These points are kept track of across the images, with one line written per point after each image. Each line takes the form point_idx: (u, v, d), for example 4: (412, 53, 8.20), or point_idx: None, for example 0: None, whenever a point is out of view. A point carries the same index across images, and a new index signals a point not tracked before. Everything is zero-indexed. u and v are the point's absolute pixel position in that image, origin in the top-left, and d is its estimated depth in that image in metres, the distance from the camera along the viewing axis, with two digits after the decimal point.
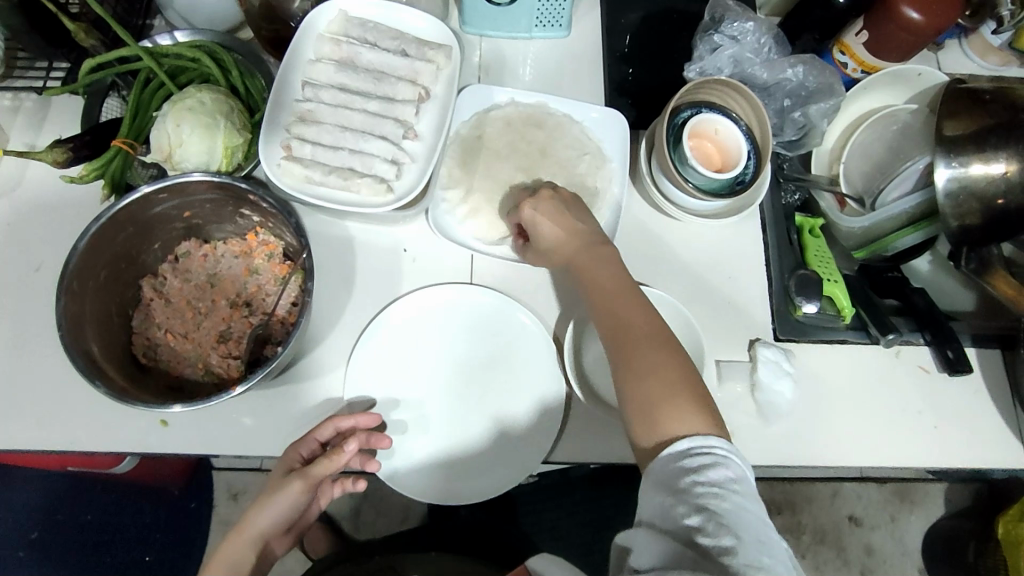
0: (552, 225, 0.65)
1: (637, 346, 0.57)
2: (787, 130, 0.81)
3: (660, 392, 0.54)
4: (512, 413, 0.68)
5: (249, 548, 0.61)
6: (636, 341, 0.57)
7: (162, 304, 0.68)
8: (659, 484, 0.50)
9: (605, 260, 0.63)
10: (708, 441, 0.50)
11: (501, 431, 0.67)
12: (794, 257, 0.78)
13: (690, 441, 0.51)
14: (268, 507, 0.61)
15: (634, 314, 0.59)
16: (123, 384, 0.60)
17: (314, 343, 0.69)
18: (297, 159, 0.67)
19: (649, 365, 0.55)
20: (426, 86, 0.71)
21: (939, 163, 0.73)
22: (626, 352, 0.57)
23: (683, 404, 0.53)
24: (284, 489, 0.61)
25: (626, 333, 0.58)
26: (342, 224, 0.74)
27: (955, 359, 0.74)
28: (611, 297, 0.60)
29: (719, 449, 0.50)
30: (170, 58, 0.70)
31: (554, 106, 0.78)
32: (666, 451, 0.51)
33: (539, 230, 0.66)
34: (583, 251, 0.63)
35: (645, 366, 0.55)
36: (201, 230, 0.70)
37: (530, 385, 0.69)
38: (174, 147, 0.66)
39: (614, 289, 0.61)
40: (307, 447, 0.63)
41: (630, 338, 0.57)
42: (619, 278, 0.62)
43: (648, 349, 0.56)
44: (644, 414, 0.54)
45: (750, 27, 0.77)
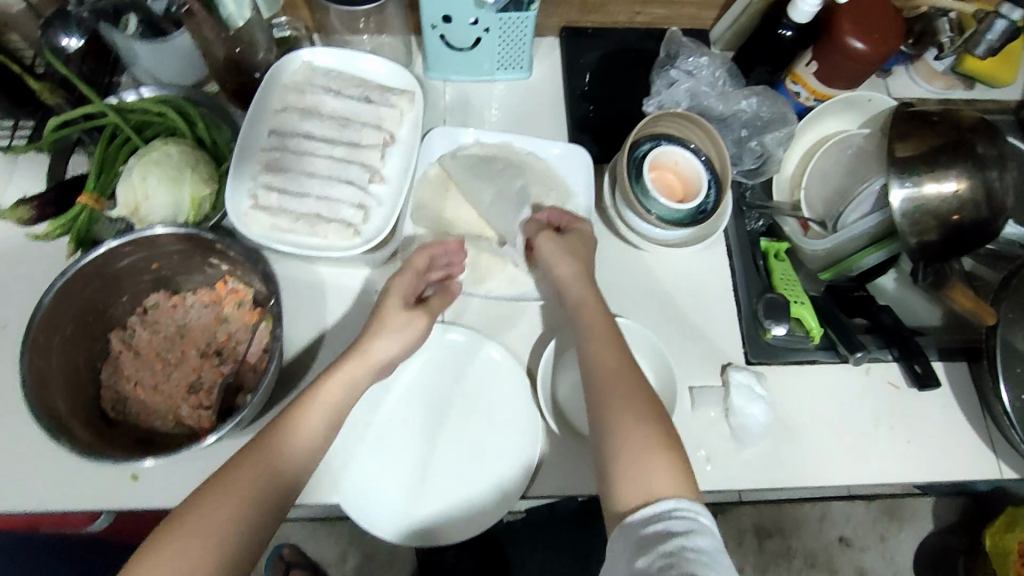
0: (565, 263, 0.68)
1: (624, 403, 0.58)
2: (746, 159, 0.83)
3: (637, 451, 0.55)
4: (483, 451, 0.68)
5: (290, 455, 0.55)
6: (618, 395, 0.58)
7: (131, 357, 0.67)
8: (640, 545, 0.49)
9: (596, 311, 0.65)
10: (690, 508, 0.51)
11: (477, 470, 0.67)
12: (761, 282, 0.79)
13: (675, 505, 0.50)
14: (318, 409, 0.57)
15: (623, 372, 0.60)
16: (90, 441, 0.59)
17: (287, 390, 0.69)
18: (264, 208, 0.67)
19: (629, 419, 0.57)
20: (391, 131, 0.73)
21: (894, 183, 0.75)
22: (608, 410, 0.58)
23: (664, 465, 0.54)
24: (416, 318, 0.64)
25: (607, 384, 0.59)
26: (313, 269, 0.74)
27: (923, 374, 0.74)
28: (603, 351, 0.62)
29: (703, 519, 0.50)
30: (136, 113, 0.71)
31: (517, 144, 0.80)
32: (646, 510, 0.51)
33: (556, 267, 0.68)
34: (582, 298, 0.66)
35: (623, 420, 0.57)
36: (170, 281, 0.70)
37: (505, 423, 0.69)
38: (141, 201, 0.66)
39: (606, 343, 0.62)
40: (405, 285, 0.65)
41: (617, 393, 0.59)
42: (608, 329, 0.64)
43: (629, 407, 0.57)
44: (619, 471, 0.54)
45: (704, 61, 0.81)
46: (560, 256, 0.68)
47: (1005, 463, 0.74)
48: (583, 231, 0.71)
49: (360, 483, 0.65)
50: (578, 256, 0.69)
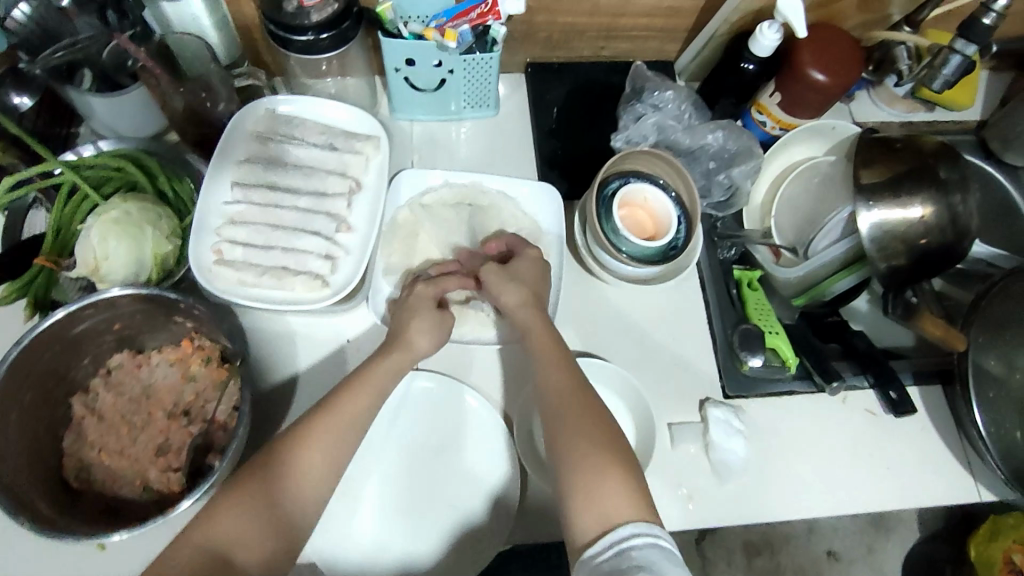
0: (509, 293, 0.66)
1: (581, 428, 0.58)
2: (714, 192, 0.83)
3: (596, 477, 0.55)
4: (465, 503, 0.66)
5: (318, 454, 0.55)
6: (575, 419, 0.59)
7: (95, 421, 0.65)
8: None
9: (547, 335, 0.65)
10: (644, 531, 0.51)
11: (460, 524, 0.66)
12: (736, 313, 0.79)
13: (628, 530, 0.51)
14: (348, 407, 0.57)
15: (576, 397, 0.60)
16: (51, 515, 0.57)
17: (258, 445, 0.67)
18: (229, 263, 0.66)
19: (588, 444, 0.57)
20: (357, 177, 0.72)
21: (861, 209, 0.76)
22: (565, 435, 0.58)
23: (619, 491, 0.54)
24: (444, 322, 0.66)
25: (563, 409, 0.60)
26: (282, 319, 0.72)
27: (899, 400, 0.75)
28: (551, 376, 0.62)
29: (656, 538, 0.51)
30: (93, 169, 0.69)
31: (486, 184, 0.79)
32: (602, 540, 0.51)
33: (501, 296, 0.66)
34: (535, 323, 0.66)
35: (582, 445, 0.57)
36: (134, 340, 0.68)
37: (486, 473, 0.67)
38: (100, 260, 0.65)
39: (553, 366, 0.63)
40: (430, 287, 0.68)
41: (572, 418, 0.59)
42: (560, 353, 0.64)
43: (587, 434, 0.58)
44: (579, 499, 0.54)
45: (669, 95, 0.81)
46: (504, 286, 0.66)
47: (983, 485, 0.75)
48: (529, 258, 0.69)
49: (334, 538, 0.64)
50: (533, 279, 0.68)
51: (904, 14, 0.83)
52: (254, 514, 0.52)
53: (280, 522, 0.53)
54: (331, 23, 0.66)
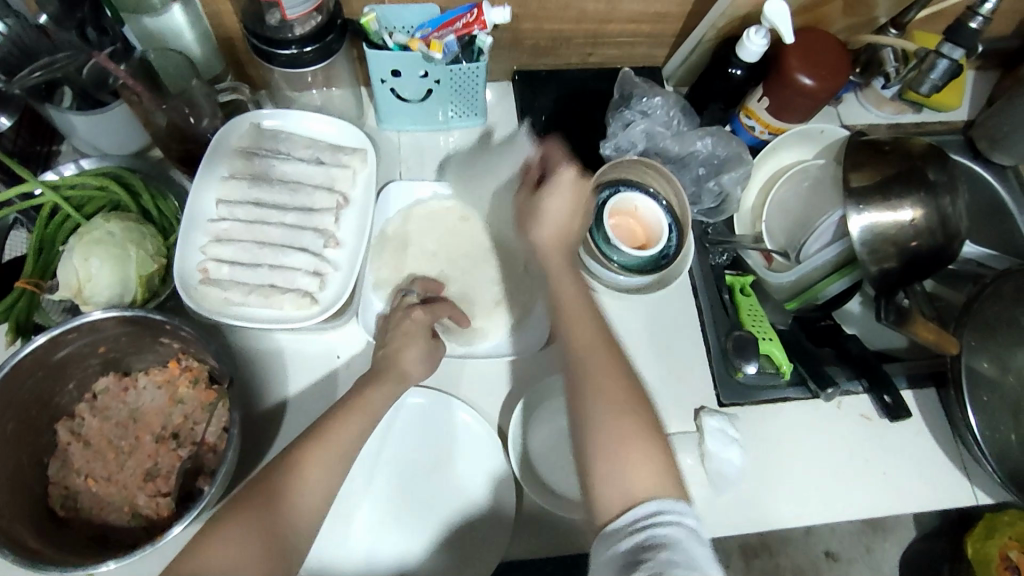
0: (551, 223, 0.67)
1: (608, 388, 0.57)
2: (705, 198, 0.83)
3: (627, 440, 0.54)
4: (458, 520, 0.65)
5: (319, 476, 0.54)
6: (600, 378, 0.58)
7: (81, 447, 0.64)
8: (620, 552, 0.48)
9: (571, 283, 0.65)
10: (674, 512, 0.49)
11: (455, 544, 0.65)
12: (729, 319, 0.79)
13: (656, 507, 0.49)
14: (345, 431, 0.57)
15: (599, 353, 0.60)
16: (37, 546, 0.56)
17: (249, 465, 0.66)
18: (215, 282, 0.65)
19: (615, 405, 0.56)
20: (344, 192, 0.71)
21: (851, 213, 0.75)
22: (594, 394, 0.57)
23: (645, 459, 0.53)
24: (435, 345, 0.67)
25: (590, 367, 0.59)
26: (271, 336, 0.71)
27: (893, 405, 0.75)
28: (577, 335, 0.61)
29: (683, 520, 0.49)
30: (75, 189, 0.68)
31: (476, 195, 0.79)
32: (628, 515, 0.49)
33: (539, 230, 0.67)
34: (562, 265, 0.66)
35: (611, 406, 0.56)
36: (120, 362, 0.66)
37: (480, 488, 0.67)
38: (83, 282, 0.63)
39: (577, 325, 0.62)
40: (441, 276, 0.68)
41: (598, 376, 0.58)
42: (583, 306, 0.63)
43: (615, 392, 0.57)
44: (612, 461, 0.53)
45: (657, 102, 0.81)
46: (544, 219, 0.67)
47: (980, 490, 0.75)
48: (566, 179, 0.68)
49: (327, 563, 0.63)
50: (563, 209, 0.67)
51: (890, 17, 0.83)
52: (257, 535, 0.50)
53: (279, 546, 0.51)
54: (314, 36, 0.65)
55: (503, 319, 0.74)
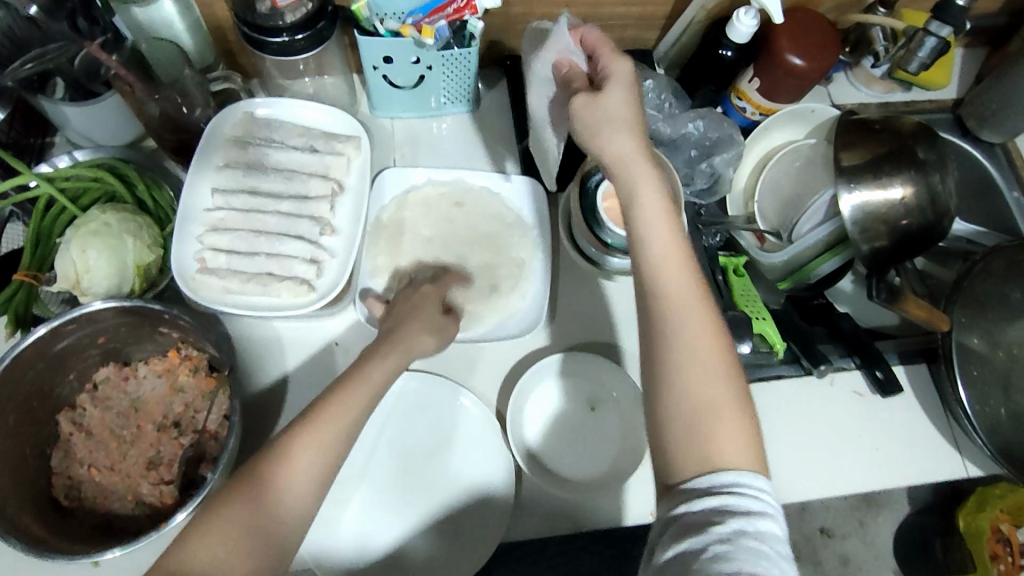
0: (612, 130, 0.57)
1: (694, 342, 0.52)
2: (697, 180, 0.83)
3: (712, 408, 0.50)
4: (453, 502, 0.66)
5: (303, 462, 0.52)
6: (689, 329, 0.52)
7: (83, 438, 0.65)
8: (690, 516, 0.47)
9: (659, 200, 0.56)
10: (765, 491, 0.48)
11: (451, 526, 0.66)
12: (722, 300, 0.79)
13: (734, 476, 0.48)
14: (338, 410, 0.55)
15: (691, 301, 0.53)
16: (43, 535, 0.57)
17: (251, 451, 0.67)
18: (212, 271, 0.65)
19: (705, 364, 0.51)
20: (339, 179, 0.71)
21: (842, 192, 0.76)
22: (681, 347, 0.52)
23: (734, 422, 0.50)
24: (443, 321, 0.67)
25: (677, 314, 0.53)
26: (270, 325, 0.72)
27: (885, 380, 0.76)
28: (668, 278, 0.54)
29: (763, 495, 0.47)
30: (70, 181, 0.68)
31: (470, 180, 0.79)
32: (703, 478, 0.48)
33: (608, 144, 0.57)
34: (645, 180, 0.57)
35: (700, 364, 0.51)
36: (119, 353, 0.67)
37: (474, 471, 0.67)
38: (81, 273, 0.64)
39: (669, 259, 0.54)
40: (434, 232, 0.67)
41: (688, 328, 0.52)
42: (673, 237, 0.55)
43: (704, 348, 0.52)
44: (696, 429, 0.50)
45: (649, 85, 0.82)
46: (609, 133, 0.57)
47: (970, 462, 0.76)
48: (618, 91, 0.58)
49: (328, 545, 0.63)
50: (632, 127, 0.57)
51: None
52: (235, 536, 0.48)
53: (265, 540, 0.50)
54: (305, 24, 0.65)
55: (500, 303, 0.74)
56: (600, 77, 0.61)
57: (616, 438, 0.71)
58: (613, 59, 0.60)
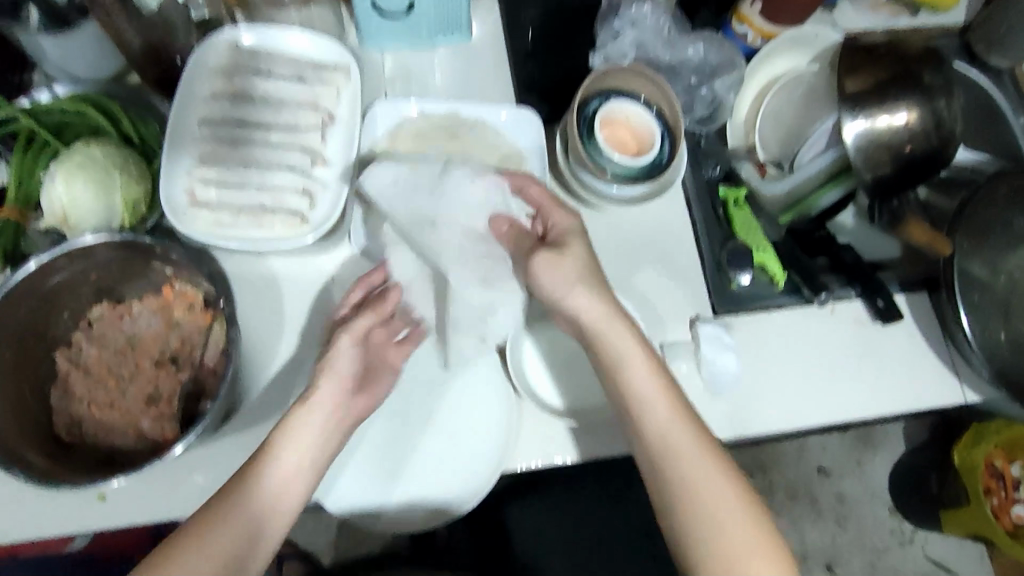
0: (567, 266, 0.63)
1: (704, 471, 0.58)
2: (697, 107, 0.82)
3: (736, 523, 0.57)
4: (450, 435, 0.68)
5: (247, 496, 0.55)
6: (701, 467, 0.59)
7: (81, 376, 0.64)
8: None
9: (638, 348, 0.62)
10: None
11: (448, 453, 0.67)
12: (723, 231, 0.79)
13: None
14: (287, 458, 0.57)
15: (686, 433, 0.60)
16: (47, 467, 0.57)
17: (250, 387, 0.67)
18: (203, 204, 0.64)
19: (719, 483, 0.58)
20: (329, 109, 0.69)
21: (846, 118, 0.74)
22: (694, 483, 0.58)
23: (757, 532, 0.57)
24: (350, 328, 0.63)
25: (689, 457, 0.59)
26: (264, 262, 0.71)
27: (886, 308, 0.76)
28: (664, 418, 0.60)
29: None
30: (52, 115, 0.66)
31: (464, 112, 0.76)
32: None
33: (573, 296, 0.63)
34: (619, 329, 0.63)
35: (714, 482, 0.58)
36: (112, 291, 0.66)
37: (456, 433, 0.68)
38: (67, 209, 0.62)
39: (658, 400, 0.61)
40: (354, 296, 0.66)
41: (695, 461, 0.59)
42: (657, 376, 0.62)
43: (714, 475, 0.58)
44: (729, 553, 0.56)
45: (647, 10, 0.78)
46: (571, 280, 0.63)
47: (968, 386, 0.76)
48: (574, 238, 0.65)
49: (347, 478, 0.66)
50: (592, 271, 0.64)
51: None
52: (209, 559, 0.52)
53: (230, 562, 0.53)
54: None
55: None
56: (553, 226, 0.66)
57: None
58: (559, 215, 0.66)
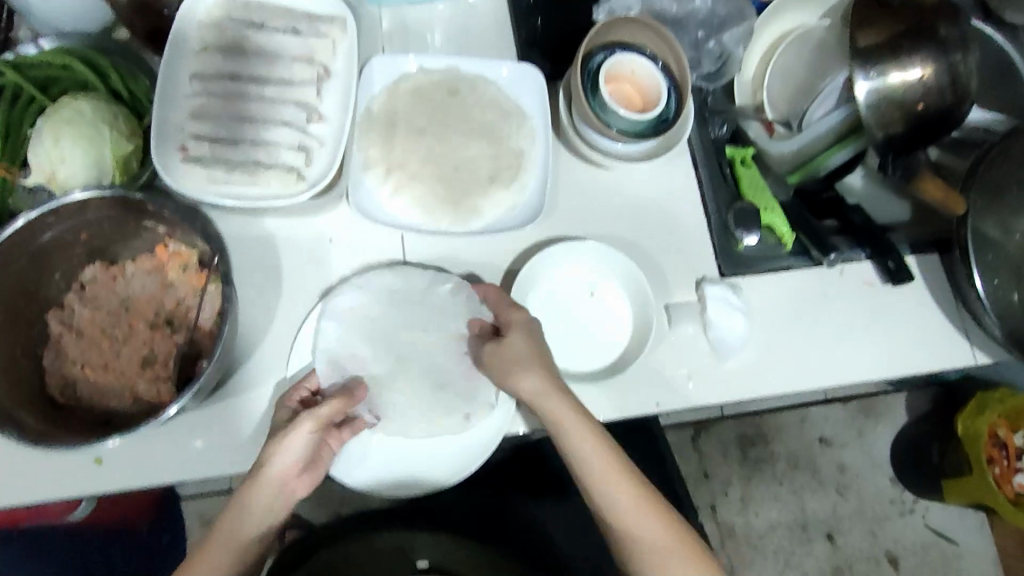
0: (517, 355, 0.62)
1: (658, 544, 0.58)
2: (705, 63, 0.80)
3: None
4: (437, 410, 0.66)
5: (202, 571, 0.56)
6: (650, 540, 0.58)
7: (74, 337, 0.62)
8: None
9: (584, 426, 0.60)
10: None
11: (438, 427, 0.66)
12: (729, 191, 0.77)
13: None
14: (254, 510, 0.58)
15: (637, 506, 0.59)
16: (40, 428, 0.56)
17: (247, 351, 0.66)
18: (196, 160, 0.62)
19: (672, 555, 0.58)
20: (325, 63, 0.67)
21: (857, 75, 0.71)
22: (650, 559, 0.57)
23: None
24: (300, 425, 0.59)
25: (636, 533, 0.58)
26: (259, 222, 0.69)
27: (896, 269, 0.73)
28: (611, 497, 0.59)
29: None
30: (38, 68, 0.64)
31: (464, 68, 0.74)
32: None
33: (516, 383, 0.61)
34: (562, 404, 0.61)
35: (668, 557, 0.57)
36: (105, 251, 0.64)
37: (428, 449, 0.66)
38: (56, 165, 0.60)
39: (605, 478, 0.59)
40: (284, 412, 0.62)
41: (645, 533, 0.58)
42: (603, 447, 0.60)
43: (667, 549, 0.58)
44: None
45: None
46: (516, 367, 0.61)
47: (979, 348, 0.75)
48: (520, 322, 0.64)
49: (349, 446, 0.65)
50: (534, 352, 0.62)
51: None
52: None
53: None
54: None
55: (499, 197, 0.72)
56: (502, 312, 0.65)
57: (615, 323, 0.71)
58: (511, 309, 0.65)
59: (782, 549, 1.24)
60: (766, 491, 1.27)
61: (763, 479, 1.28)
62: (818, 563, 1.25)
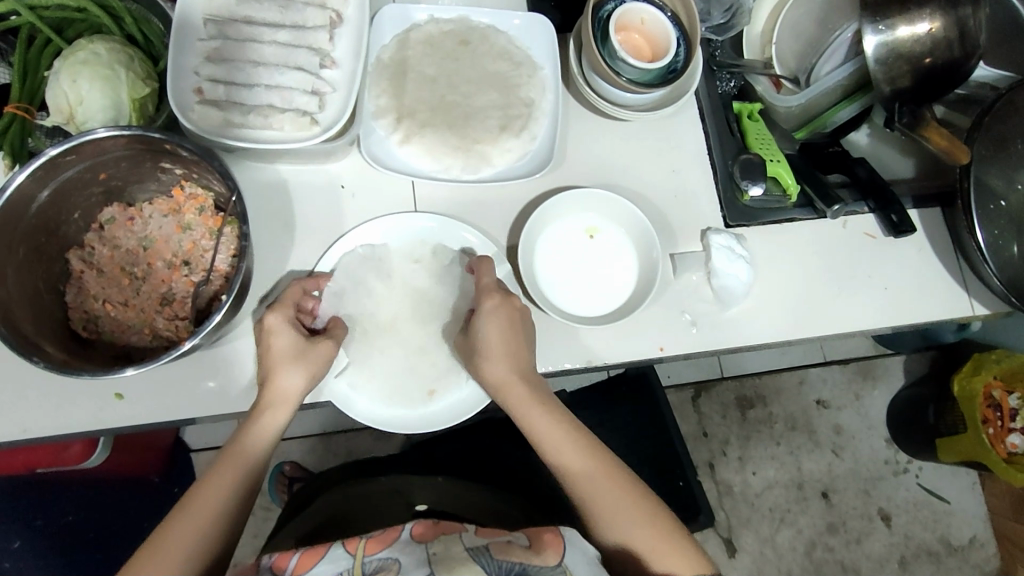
0: (495, 338, 0.63)
1: (622, 506, 0.60)
2: (714, 13, 0.80)
3: (659, 549, 0.58)
4: (440, 358, 0.69)
5: (194, 521, 0.53)
6: (615, 503, 0.60)
7: (95, 275, 0.64)
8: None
9: (545, 410, 0.62)
10: None
11: (439, 373, 0.68)
12: (735, 144, 0.77)
13: None
14: (250, 457, 0.58)
15: (598, 476, 0.61)
16: (65, 360, 0.57)
17: (262, 294, 0.67)
18: (212, 102, 0.63)
19: (637, 515, 0.59)
20: (337, 10, 0.67)
21: (867, 29, 0.71)
22: (612, 517, 0.59)
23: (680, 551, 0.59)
24: (320, 348, 0.61)
25: (600, 498, 0.60)
26: (273, 167, 0.70)
27: (898, 222, 0.74)
28: (572, 462, 0.61)
29: None
30: (52, 10, 0.65)
31: (475, 19, 0.75)
32: None
33: (486, 367, 0.63)
34: (528, 389, 0.63)
35: (632, 518, 0.59)
36: (122, 193, 0.65)
37: (427, 400, 0.68)
38: (75, 106, 0.62)
39: (565, 450, 0.62)
40: (286, 335, 0.60)
41: (608, 498, 0.60)
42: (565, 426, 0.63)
43: (631, 509, 0.60)
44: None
45: None
46: (487, 351, 0.63)
47: (977, 301, 0.77)
48: (493, 303, 0.64)
49: (366, 383, 0.67)
50: (502, 338, 0.63)
51: None
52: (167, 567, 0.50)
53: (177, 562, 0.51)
54: None
55: (509, 146, 0.72)
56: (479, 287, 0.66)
57: (623, 271, 0.73)
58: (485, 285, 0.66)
59: (778, 506, 1.27)
60: (763, 450, 1.30)
61: (760, 439, 1.30)
62: (813, 520, 1.28)
